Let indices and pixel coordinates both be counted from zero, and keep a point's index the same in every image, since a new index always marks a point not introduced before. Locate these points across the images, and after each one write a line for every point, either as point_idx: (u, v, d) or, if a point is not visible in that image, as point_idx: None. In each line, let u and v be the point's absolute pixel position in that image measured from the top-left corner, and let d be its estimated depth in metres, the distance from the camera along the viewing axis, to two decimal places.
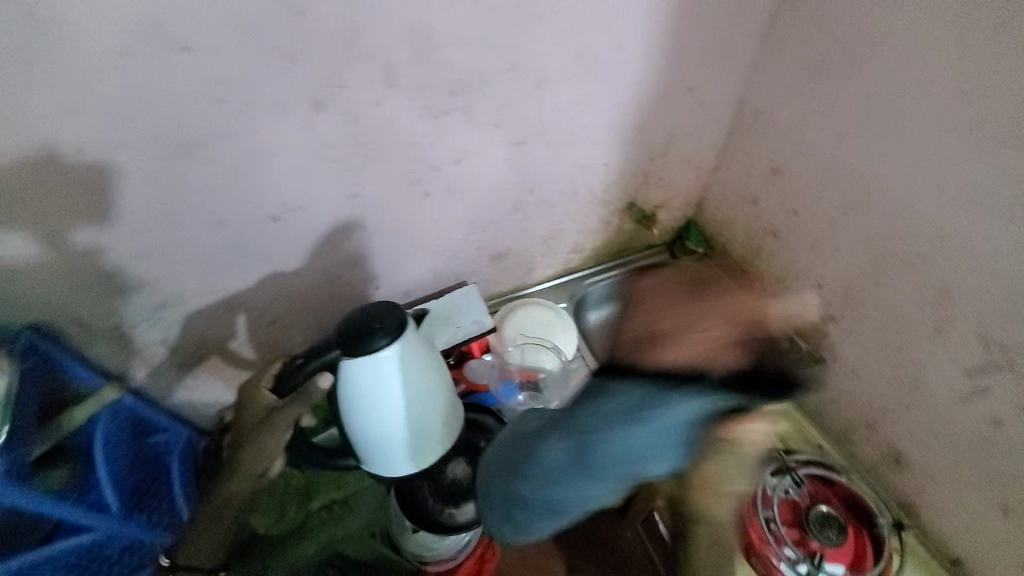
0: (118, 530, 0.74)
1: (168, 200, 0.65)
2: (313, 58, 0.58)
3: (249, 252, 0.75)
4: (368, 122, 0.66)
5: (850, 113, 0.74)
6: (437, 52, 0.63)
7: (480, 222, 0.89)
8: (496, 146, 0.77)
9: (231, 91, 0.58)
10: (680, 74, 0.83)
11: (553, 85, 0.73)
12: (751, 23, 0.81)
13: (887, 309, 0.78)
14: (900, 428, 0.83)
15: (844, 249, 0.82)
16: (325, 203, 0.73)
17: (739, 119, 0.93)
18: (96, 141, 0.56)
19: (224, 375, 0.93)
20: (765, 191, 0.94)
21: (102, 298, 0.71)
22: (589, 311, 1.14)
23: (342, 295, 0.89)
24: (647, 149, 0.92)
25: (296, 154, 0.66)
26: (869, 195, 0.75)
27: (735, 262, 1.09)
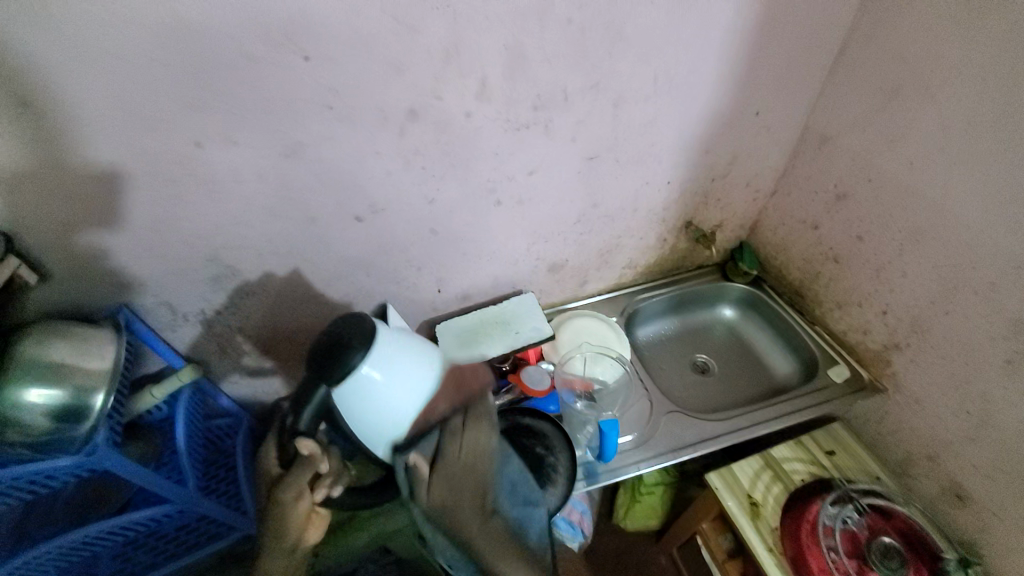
0: (197, 505, 0.80)
1: (265, 197, 0.69)
2: (417, 69, 0.63)
3: (330, 248, 0.79)
4: (456, 131, 0.71)
5: (920, 140, 0.75)
6: (528, 68, 0.67)
7: (543, 232, 0.92)
8: (569, 158, 0.81)
9: (339, 97, 0.62)
10: (748, 97, 0.85)
11: (629, 103, 0.77)
12: (823, 50, 0.82)
13: (955, 338, 0.77)
14: (964, 463, 0.80)
15: (911, 275, 0.81)
16: (405, 205, 0.78)
17: (803, 145, 0.95)
18: (216, 138, 0.62)
19: (286, 366, 0.97)
20: (828, 216, 0.94)
21: (191, 285, 0.77)
22: (639, 327, 1.15)
23: (406, 296, 0.92)
24: (709, 169, 0.94)
25: (388, 159, 0.71)
26: (939, 222, 0.75)
27: (791, 285, 1.09)
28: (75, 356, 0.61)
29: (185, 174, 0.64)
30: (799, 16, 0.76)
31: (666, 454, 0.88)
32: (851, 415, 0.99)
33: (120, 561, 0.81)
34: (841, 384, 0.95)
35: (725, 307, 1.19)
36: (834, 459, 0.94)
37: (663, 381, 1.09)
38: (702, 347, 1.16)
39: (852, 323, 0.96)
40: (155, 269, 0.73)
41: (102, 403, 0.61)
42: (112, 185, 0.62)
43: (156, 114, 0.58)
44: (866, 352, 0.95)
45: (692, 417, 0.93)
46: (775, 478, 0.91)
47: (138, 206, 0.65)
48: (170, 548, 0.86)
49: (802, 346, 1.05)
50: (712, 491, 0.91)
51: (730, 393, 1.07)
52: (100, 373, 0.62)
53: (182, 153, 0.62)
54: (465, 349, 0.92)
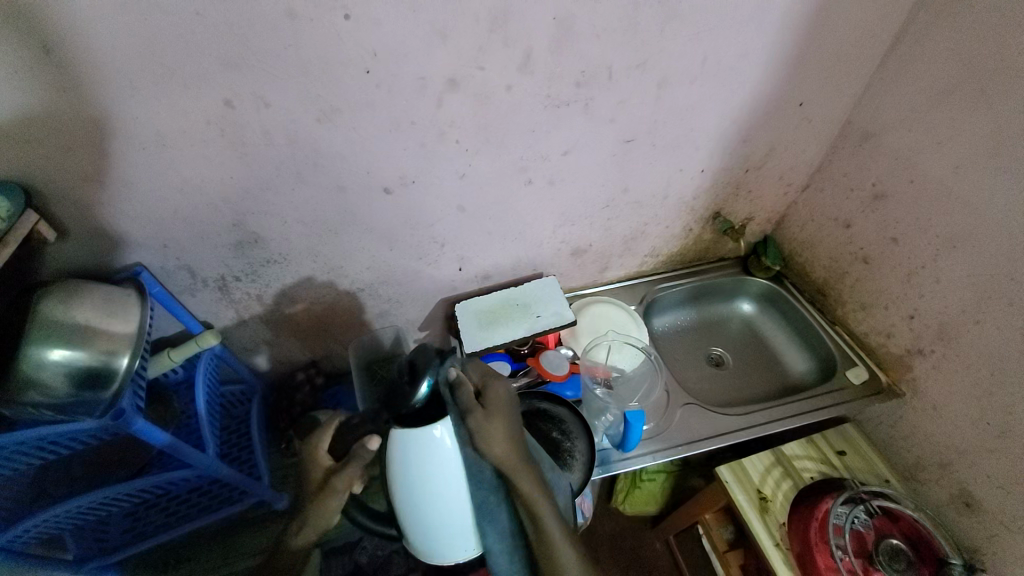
0: (218, 470, 0.79)
1: (293, 163, 0.67)
2: (460, 36, 0.60)
3: (355, 219, 0.77)
4: (495, 105, 0.68)
5: (969, 144, 0.72)
6: (575, 43, 0.64)
7: (571, 215, 0.90)
8: (605, 141, 0.78)
9: (379, 64, 0.60)
10: (794, 87, 0.82)
11: (674, 86, 0.74)
12: (877, 42, 0.79)
13: (982, 348, 0.76)
14: (976, 472, 0.80)
15: (945, 282, 0.79)
16: (434, 180, 0.75)
17: (843, 140, 0.92)
18: (249, 98, 0.59)
19: (301, 336, 0.96)
20: (862, 215, 0.92)
21: (211, 249, 0.75)
22: (656, 316, 1.15)
23: (425, 272, 0.91)
24: (745, 160, 0.92)
25: (422, 131, 0.68)
26: (979, 229, 0.73)
27: (814, 284, 1.07)
28: (100, 319, 0.60)
29: (214, 134, 0.61)
30: (857, 5, 0.73)
31: (683, 445, 0.88)
32: (863, 416, 0.99)
33: (131, 520, 0.86)
34: (859, 386, 0.95)
35: (744, 301, 1.18)
36: (844, 459, 0.94)
37: (678, 372, 1.09)
38: (718, 340, 1.15)
39: (875, 325, 0.95)
40: (177, 231, 0.71)
41: (127, 366, 0.61)
42: (137, 141, 0.60)
43: (186, 68, 0.55)
44: (886, 355, 0.94)
45: (710, 410, 0.93)
46: (785, 475, 0.92)
47: (163, 165, 0.63)
48: (183, 510, 0.88)
49: (820, 345, 1.04)
50: (723, 484, 0.92)
51: (743, 387, 1.07)
52: (125, 337, 0.61)
53: (211, 111, 0.59)
54: (484, 329, 0.92)
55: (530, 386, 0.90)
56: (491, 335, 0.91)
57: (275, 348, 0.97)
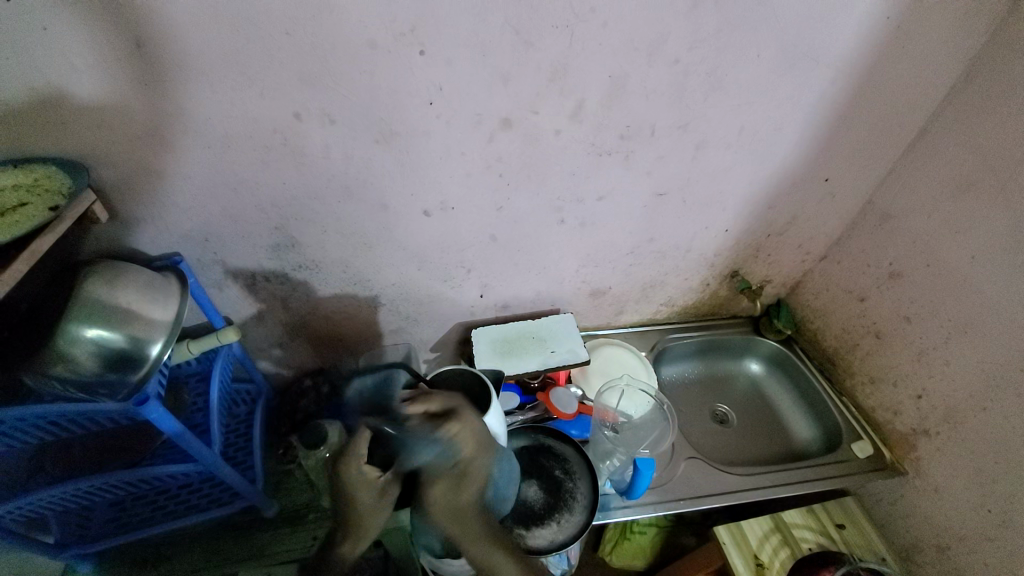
0: (219, 468, 0.78)
1: (343, 176, 0.70)
2: (520, 82, 0.64)
3: (392, 237, 0.80)
4: (542, 147, 0.72)
5: (986, 237, 0.75)
6: (625, 100, 0.68)
7: (596, 258, 0.93)
8: (639, 192, 0.82)
9: (442, 97, 0.63)
10: (823, 164, 0.87)
11: (710, 149, 0.78)
12: (901, 132, 0.84)
13: (989, 435, 0.76)
14: (976, 561, 0.79)
15: (956, 366, 0.81)
16: (472, 209, 0.78)
17: (863, 218, 0.96)
18: (316, 113, 0.62)
19: (316, 343, 0.97)
20: (876, 292, 0.95)
21: (249, 248, 0.77)
22: (665, 365, 1.16)
23: (447, 295, 0.93)
24: (768, 224, 0.96)
25: (470, 162, 0.71)
26: (991, 318, 0.75)
27: (823, 352, 1.09)
28: (140, 304, 0.62)
29: (277, 141, 0.65)
30: (887, 95, 0.78)
31: (689, 499, 0.88)
32: (864, 490, 0.98)
33: (116, 510, 0.84)
34: (863, 460, 0.95)
35: (751, 361, 1.20)
36: (844, 533, 0.93)
37: (683, 424, 1.09)
38: (723, 397, 1.16)
39: (883, 401, 0.96)
40: (220, 227, 0.74)
41: (157, 355, 0.62)
42: (202, 139, 0.63)
43: (265, 78, 0.58)
44: (892, 432, 0.95)
45: (713, 467, 0.93)
46: (783, 542, 0.91)
47: (221, 163, 0.66)
48: (170, 505, 0.86)
49: (826, 414, 1.05)
50: (720, 544, 0.90)
51: (746, 447, 1.07)
52: (160, 325, 0.63)
53: (280, 122, 0.63)
54: (498, 358, 0.93)
55: (538, 420, 0.90)
56: (504, 364, 0.92)
57: (288, 352, 0.97)
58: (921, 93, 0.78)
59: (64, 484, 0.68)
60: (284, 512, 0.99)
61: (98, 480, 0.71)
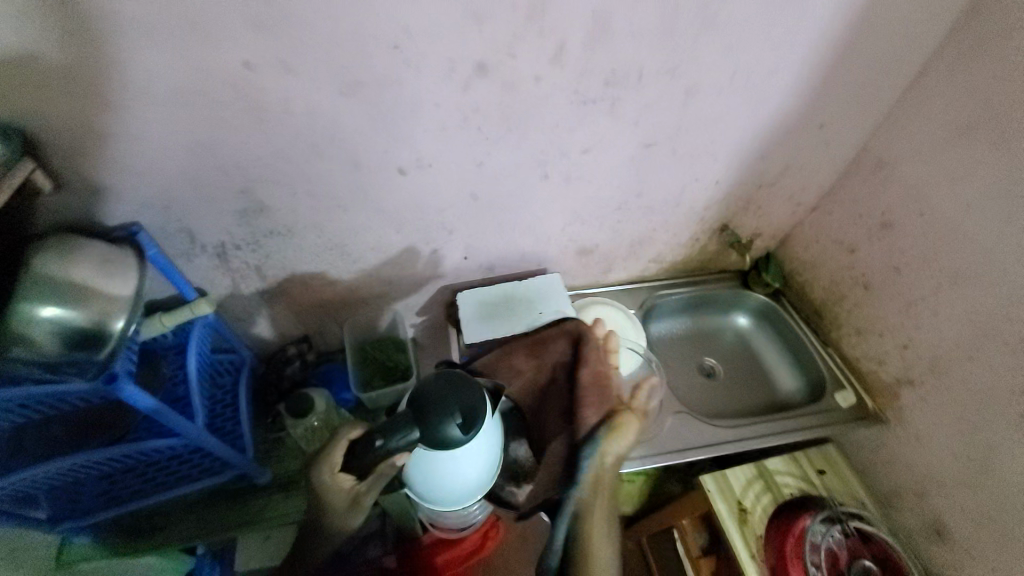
0: (204, 441, 0.78)
1: (308, 134, 0.65)
2: (495, 21, 0.58)
3: (367, 198, 0.76)
4: (522, 96, 0.67)
5: (985, 184, 0.72)
6: (611, 41, 0.63)
7: (582, 215, 0.89)
8: (626, 143, 0.78)
9: (410, 41, 0.58)
10: (818, 108, 0.82)
11: (701, 95, 0.73)
12: (902, 71, 0.79)
13: (972, 383, 0.77)
14: (951, 502, 0.82)
15: (943, 316, 0.81)
16: (451, 166, 0.74)
17: (857, 165, 0.93)
18: (270, 63, 0.57)
19: (297, 312, 0.95)
20: (867, 242, 0.93)
21: (215, 216, 0.73)
22: (653, 322, 1.15)
23: (430, 258, 0.90)
24: (761, 175, 0.92)
25: (445, 114, 0.66)
26: (983, 267, 0.74)
27: (811, 304, 1.09)
28: (100, 278, 0.59)
29: (231, 96, 0.59)
30: (892, 30, 0.72)
31: (675, 452, 0.90)
32: (845, 437, 1.01)
33: (107, 484, 0.81)
34: (845, 408, 0.97)
35: (740, 315, 1.20)
36: (823, 478, 0.96)
37: (670, 379, 1.10)
38: (711, 351, 1.17)
39: (868, 351, 0.97)
40: (181, 193, 0.69)
41: (122, 330, 0.59)
42: (148, 96, 0.57)
43: (209, 23, 0.52)
44: (875, 381, 0.96)
45: (701, 420, 0.94)
46: (766, 488, 0.94)
47: (173, 124, 0.61)
48: (161, 478, 0.84)
49: (812, 365, 1.06)
50: (704, 492, 0.93)
51: (732, 399, 1.09)
52: (122, 299, 0.60)
53: (232, 73, 0.57)
54: (484, 321, 0.91)
55: None
56: (490, 327, 0.90)
57: (268, 320, 0.95)
58: (927, 27, 0.73)
59: (41, 465, 0.67)
60: (277, 478, 0.99)
61: (76, 459, 0.69)
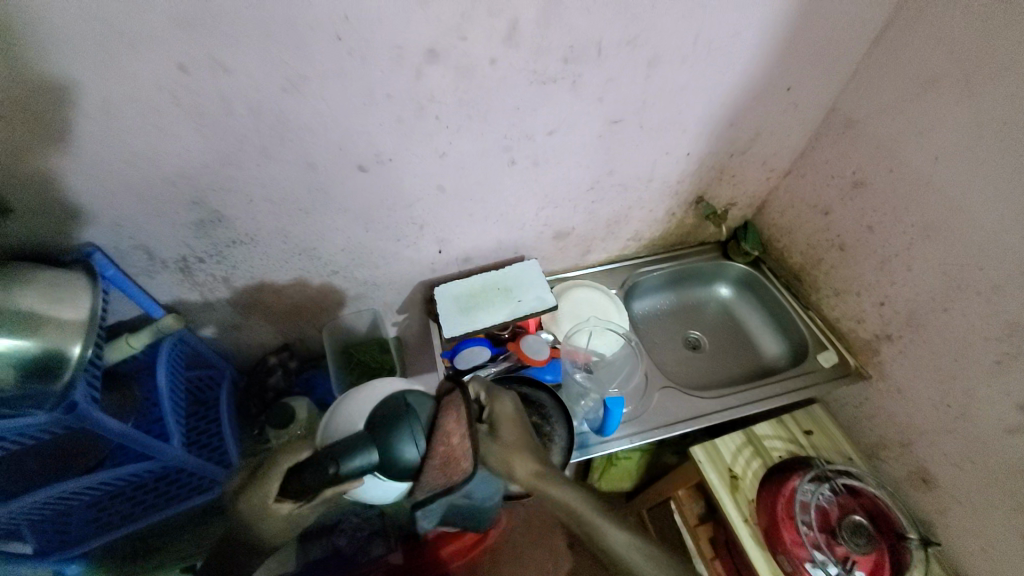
0: (184, 461, 0.78)
1: (256, 135, 0.62)
2: (439, 3, 0.55)
3: (329, 199, 0.73)
4: (477, 80, 0.64)
5: (952, 134, 0.71)
6: (563, 14, 0.61)
7: (554, 198, 0.88)
8: (591, 121, 0.76)
9: (351, 29, 0.55)
10: (783, 70, 0.81)
11: (663, 64, 0.71)
12: (864, 24, 0.78)
13: (949, 334, 0.78)
14: (934, 451, 0.84)
15: (918, 271, 0.81)
16: (413, 158, 0.71)
17: (827, 126, 0.92)
18: (204, 62, 0.54)
19: (271, 320, 0.92)
20: (841, 203, 0.93)
21: (171, 230, 0.70)
22: (635, 299, 1.15)
23: (402, 255, 0.88)
24: (731, 143, 0.91)
25: (398, 104, 0.64)
26: (954, 218, 0.74)
27: (790, 269, 1.09)
28: (46, 304, 0.56)
29: (168, 102, 0.56)
30: None
31: (666, 428, 0.90)
32: (831, 397, 1.02)
33: (96, 510, 0.80)
34: (828, 369, 0.98)
35: (721, 286, 1.20)
36: (811, 438, 0.98)
37: (656, 355, 1.10)
38: (695, 324, 1.17)
39: (847, 311, 0.98)
40: (131, 208, 0.66)
41: (80, 355, 0.57)
42: (80, 109, 0.54)
43: (131, 25, 0.49)
44: (856, 340, 0.97)
45: (688, 393, 0.95)
46: (755, 454, 0.95)
47: (111, 136, 0.57)
48: (150, 499, 0.83)
49: (795, 329, 1.07)
50: (695, 463, 0.95)
51: (719, 370, 1.09)
52: (73, 325, 0.58)
53: (165, 78, 0.54)
54: (462, 314, 0.90)
55: (509, 370, 0.88)
56: (468, 319, 0.89)
57: (243, 332, 0.93)
58: None
59: (18, 500, 0.65)
60: None
61: (53, 491, 0.67)
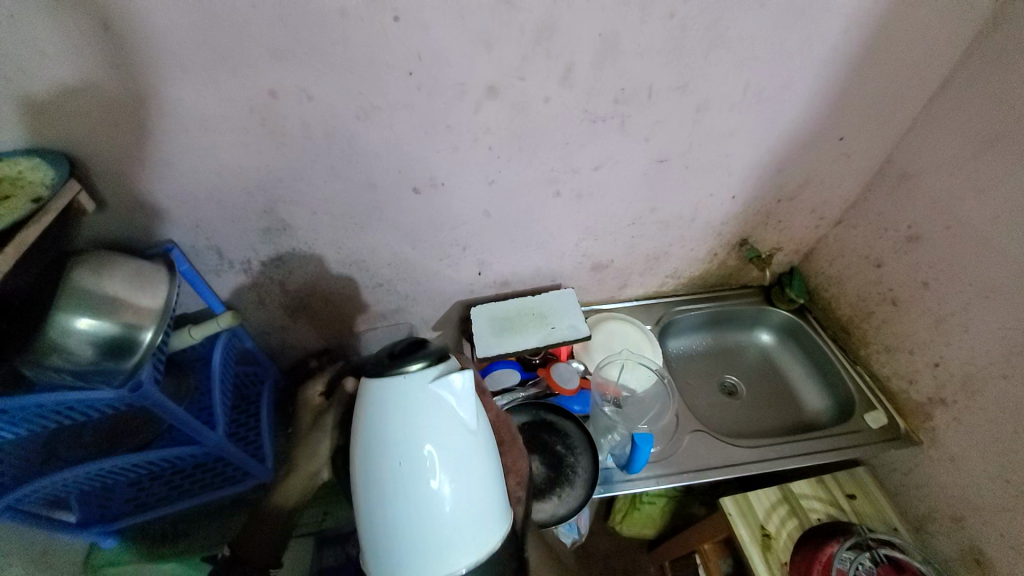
0: (225, 449, 0.81)
1: (325, 155, 0.68)
2: (503, 47, 0.60)
3: (383, 216, 0.78)
4: (531, 115, 0.68)
5: (1017, 194, 0.69)
6: (618, 60, 0.64)
7: (596, 230, 0.90)
8: (638, 158, 0.78)
9: (422, 66, 0.60)
10: (836, 121, 0.81)
11: (713, 111, 0.74)
12: (923, 83, 0.78)
13: (1011, 404, 0.73)
14: (990, 531, 0.77)
15: (977, 334, 0.77)
16: (464, 183, 0.76)
17: (881, 177, 0.90)
18: (291, 89, 0.60)
19: (317, 326, 0.97)
20: (894, 256, 0.90)
21: (240, 235, 0.77)
22: (671, 337, 1.13)
23: (444, 274, 0.91)
24: (778, 188, 0.91)
25: (457, 134, 0.69)
26: (1016, 280, 0.70)
27: (837, 321, 1.06)
28: (127, 291, 0.63)
29: (256, 121, 0.63)
30: (909, 42, 0.72)
31: (695, 473, 0.87)
32: (876, 460, 0.96)
33: (135, 489, 0.85)
34: (876, 430, 0.93)
35: (762, 331, 1.17)
36: (854, 503, 0.91)
37: (688, 395, 1.08)
38: (732, 368, 1.14)
39: (898, 369, 0.93)
40: (208, 211, 0.72)
41: (149, 340, 0.63)
42: (180, 123, 0.61)
43: (233, 55, 0.56)
44: (906, 402, 0.92)
45: (717, 439, 0.92)
46: (791, 513, 0.90)
47: (203, 149, 0.65)
48: (187, 484, 0.87)
49: (840, 384, 1.02)
50: (725, 516, 0.90)
51: (755, 419, 1.05)
52: (149, 311, 0.64)
53: (255, 101, 0.61)
54: (496, 336, 0.92)
55: (539, 395, 0.92)
56: (502, 341, 0.91)
57: (290, 334, 0.98)
58: (947, 38, 0.72)
59: (74, 469, 0.69)
60: None
61: (105, 465, 0.71)
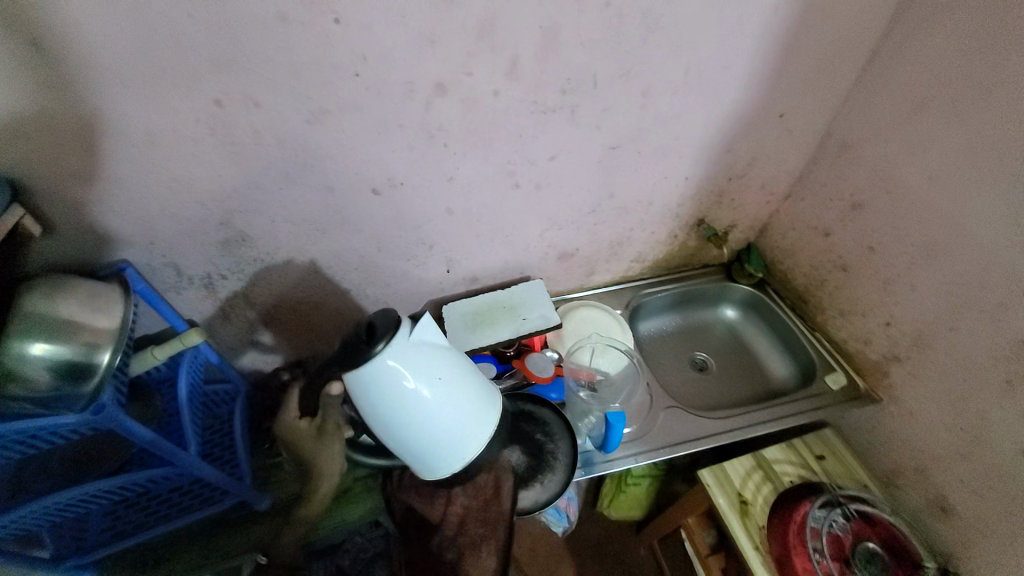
0: (199, 469, 0.80)
1: (280, 161, 0.68)
2: (449, 43, 0.61)
3: (343, 220, 0.78)
4: (483, 110, 0.70)
5: (945, 155, 0.74)
6: (562, 50, 0.66)
7: (557, 220, 0.91)
8: (592, 146, 0.80)
9: (369, 66, 0.61)
10: (775, 98, 0.85)
11: (658, 95, 0.76)
12: (851, 57, 0.82)
13: (958, 354, 0.77)
14: (950, 475, 0.81)
15: (921, 291, 0.82)
16: (422, 181, 0.76)
17: (822, 150, 0.95)
18: (238, 97, 0.60)
19: (286, 337, 0.96)
20: (841, 224, 0.94)
21: (199, 249, 0.76)
22: (640, 320, 1.16)
23: (411, 274, 0.92)
24: (728, 167, 0.95)
25: (410, 133, 0.69)
26: (951, 237, 0.75)
27: (795, 291, 1.10)
28: (82, 313, 0.61)
29: (205, 132, 0.62)
30: (835, 19, 0.76)
31: (671, 447, 0.90)
32: (842, 421, 1.00)
33: (111, 518, 0.83)
34: (838, 391, 0.97)
35: (727, 307, 1.21)
36: (824, 464, 0.96)
37: (661, 375, 1.10)
38: (701, 345, 1.17)
39: (854, 332, 0.97)
40: (163, 228, 0.71)
41: (108, 361, 0.62)
42: (126, 138, 0.60)
43: (175, 66, 0.55)
44: (864, 362, 0.96)
45: (690, 413, 0.95)
46: (766, 479, 0.93)
47: (152, 163, 0.64)
48: (164, 509, 0.85)
49: (802, 350, 1.07)
50: (704, 487, 0.93)
51: (726, 392, 1.09)
52: (106, 331, 0.62)
53: (201, 111, 0.60)
54: (468, 332, 0.93)
55: (515, 387, 0.92)
56: (473, 336, 0.92)
57: (260, 347, 0.97)
58: (868, 14, 0.76)
59: (41, 501, 0.67)
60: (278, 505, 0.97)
61: (78, 491, 0.70)
